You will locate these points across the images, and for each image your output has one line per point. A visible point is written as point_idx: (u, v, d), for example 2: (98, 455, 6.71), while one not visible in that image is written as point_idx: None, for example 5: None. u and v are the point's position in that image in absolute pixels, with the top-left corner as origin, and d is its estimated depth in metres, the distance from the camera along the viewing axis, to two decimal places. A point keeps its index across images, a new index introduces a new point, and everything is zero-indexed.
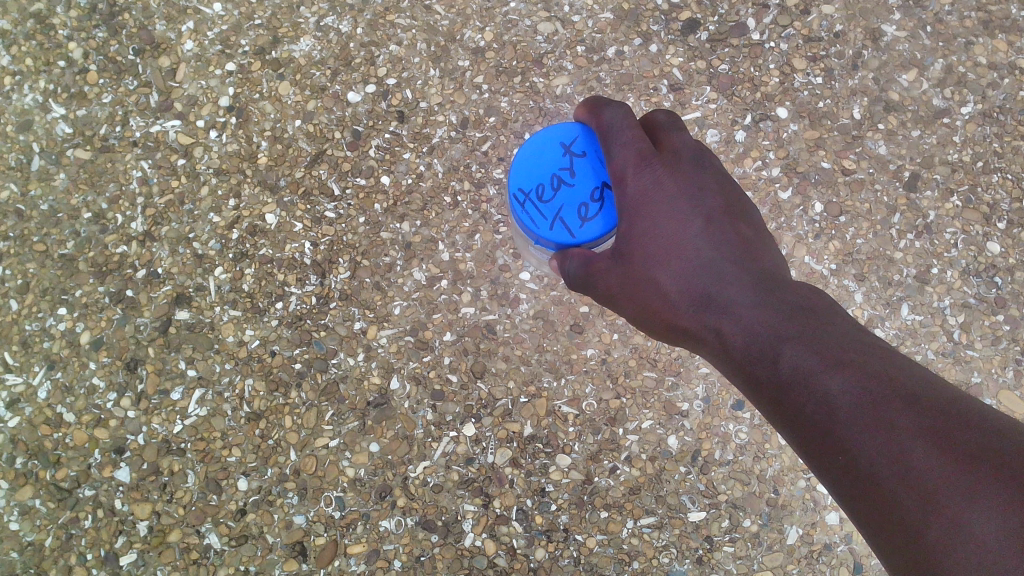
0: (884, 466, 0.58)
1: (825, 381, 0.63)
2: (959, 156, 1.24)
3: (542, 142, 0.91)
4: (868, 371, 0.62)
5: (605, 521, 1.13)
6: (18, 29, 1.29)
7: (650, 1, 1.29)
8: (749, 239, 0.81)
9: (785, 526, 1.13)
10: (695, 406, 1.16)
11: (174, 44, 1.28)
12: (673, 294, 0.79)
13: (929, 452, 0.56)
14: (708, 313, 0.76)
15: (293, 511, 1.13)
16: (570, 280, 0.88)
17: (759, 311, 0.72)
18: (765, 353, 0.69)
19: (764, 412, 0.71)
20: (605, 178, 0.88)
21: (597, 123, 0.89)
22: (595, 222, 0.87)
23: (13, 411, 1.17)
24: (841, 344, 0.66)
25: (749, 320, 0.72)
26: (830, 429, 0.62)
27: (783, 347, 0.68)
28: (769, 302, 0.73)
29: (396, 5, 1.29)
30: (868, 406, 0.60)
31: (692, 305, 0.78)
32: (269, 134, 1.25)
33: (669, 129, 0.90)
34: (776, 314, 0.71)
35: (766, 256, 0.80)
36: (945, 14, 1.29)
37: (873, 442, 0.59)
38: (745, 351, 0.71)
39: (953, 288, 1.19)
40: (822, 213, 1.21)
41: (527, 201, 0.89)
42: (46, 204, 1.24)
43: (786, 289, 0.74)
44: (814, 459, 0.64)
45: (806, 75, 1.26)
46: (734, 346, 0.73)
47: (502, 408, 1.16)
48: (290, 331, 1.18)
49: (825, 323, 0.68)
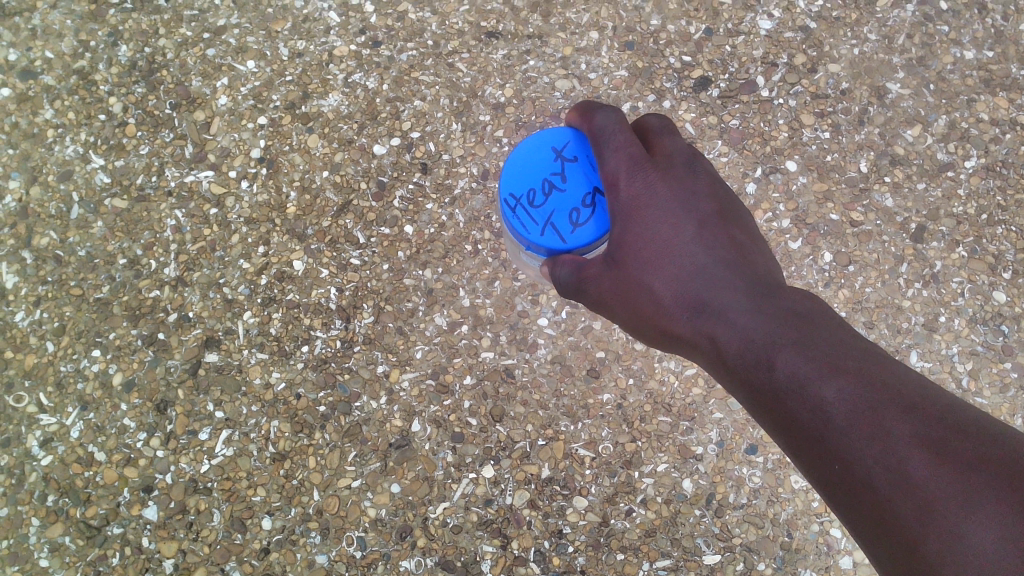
0: (882, 475, 0.61)
1: (821, 388, 0.67)
2: (964, 209, 1.28)
3: (535, 148, 0.95)
4: (862, 376, 0.66)
5: (622, 563, 1.15)
6: (62, 84, 1.36)
7: (664, 60, 1.34)
8: (741, 244, 0.84)
9: (799, 570, 1.15)
10: (709, 450, 1.18)
11: (209, 99, 1.35)
12: (666, 299, 0.83)
13: (926, 462, 0.59)
14: (702, 319, 0.80)
15: (316, 551, 1.16)
16: (562, 286, 0.92)
17: (754, 318, 0.76)
18: (761, 359, 0.73)
19: (756, 415, 0.75)
20: (595, 184, 0.92)
21: (589, 128, 0.93)
22: (585, 226, 0.91)
23: (45, 450, 1.21)
24: (834, 349, 0.69)
25: (744, 326, 0.76)
26: (825, 435, 0.65)
27: (778, 354, 0.71)
28: (764, 309, 0.76)
29: (421, 63, 1.35)
30: (868, 412, 0.63)
31: (687, 312, 0.81)
32: (298, 184, 1.30)
33: (661, 134, 0.93)
34: (770, 320, 0.75)
35: (757, 260, 0.84)
36: (947, 73, 1.34)
37: (870, 450, 0.62)
38: (740, 357, 0.75)
39: (961, 336, 1.22)
40: (831, 263, 1.25)
41: (519, 206, 0.94)
42: (84, 250, 1.29)
43: (779, 295, 0.78)
44: (804, 460, 0.68)
45: (813, 130, 1.31)
46: (730, 352, 0.76)
47: (520, 450, 1.19)
48: (315, 373, 1.22)
49: (817, 328, 0.72)
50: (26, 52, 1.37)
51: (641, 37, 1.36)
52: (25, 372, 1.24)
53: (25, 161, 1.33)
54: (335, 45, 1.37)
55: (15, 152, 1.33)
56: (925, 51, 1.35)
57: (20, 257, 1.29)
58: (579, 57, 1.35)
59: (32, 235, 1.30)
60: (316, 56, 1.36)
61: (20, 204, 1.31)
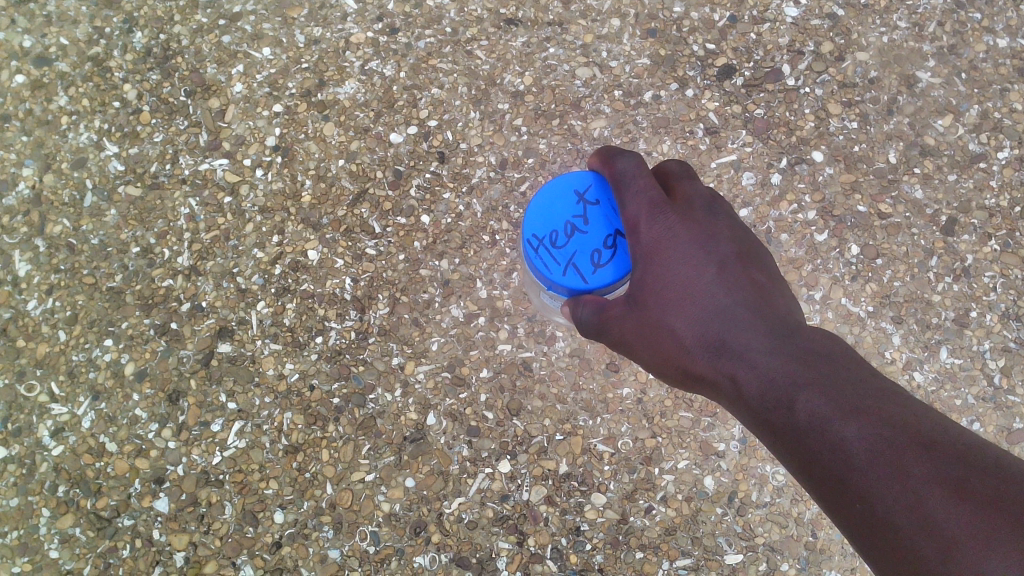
0: (901, 513, 0.59)
1: (841, 429, 0.64)
2: (996, 202, 1.24)
3: (558, 190, 0.92)
4: (883, 416, 0.63)
5: (641, 561, 1.12)
6: (76, 71, 1.34)
7: (686, 48, 1.31)
8: (762, 286, 0.81)
9: (824, 570, 1.12)
10: (731, 447, 1.15)
11: (224, 87, 1.33)
12: (687, 339, 0.79)
13: (946, 500, 0.57)
14: (724, 359, 0.76)
15: (328, 545, 1.14)
16: (584, 327, 0.88)
17: (774, 357, 0.72)
18: (780, 400, 0.69)
19: (779, 459, 0.71)
20: (617, 227, 0.89)
21: (610, 173, 0.89)
22: (606, 266, 0.88)
23: (57, 440, 1.19)
24: (856, 389, 0.66)
25: (763, 365, 0.72)
26: (847, 475, 0.62)
27: (798, 394, 0.68)
28: (783, 347, 0.73)
29: (438, 50, 1.33)
30: (888, 451, 0.61)
31: (706, 352, 0.78)
32: (314, 173, 1.28)
33: (682, 179, 0.89)
34: (791, 359, 0.71)
35: (779, 302, 0.80)
36: (979, 62, 1.30)
37: (888, 489, 0.59)
38: (761, 399, 0.71)
39: (992, 332, 1.18)
40: (858, 256, 1.21)
41: (541, 247, 0.91)
42: (97, 238, 1.27)
43: (799, 334, 0.74)
44: (831, 505, 0.64)
45: (841, 119, 1.28)
46: (750, 393, 0.72)
47: (538, 445, 1.16)
48: (329, 365, 1.20)
49: (839, 368, 0.69)
50: (40, 39, 1.36)
51: (663, 24, 1.32)
52: (36, 361, 1.22)
53: (39, 148, 1.31)
54: (351, 32, 1.34)
55: (29, 139, 1.32)
56: (957, 39, 1.31)
57: (33, 245, 1.27)
58: (600, 44, 1.32)
59: (45, 222, 1.28)
60: (333, 43, 1.34)
61: (34, 192, 1.29)
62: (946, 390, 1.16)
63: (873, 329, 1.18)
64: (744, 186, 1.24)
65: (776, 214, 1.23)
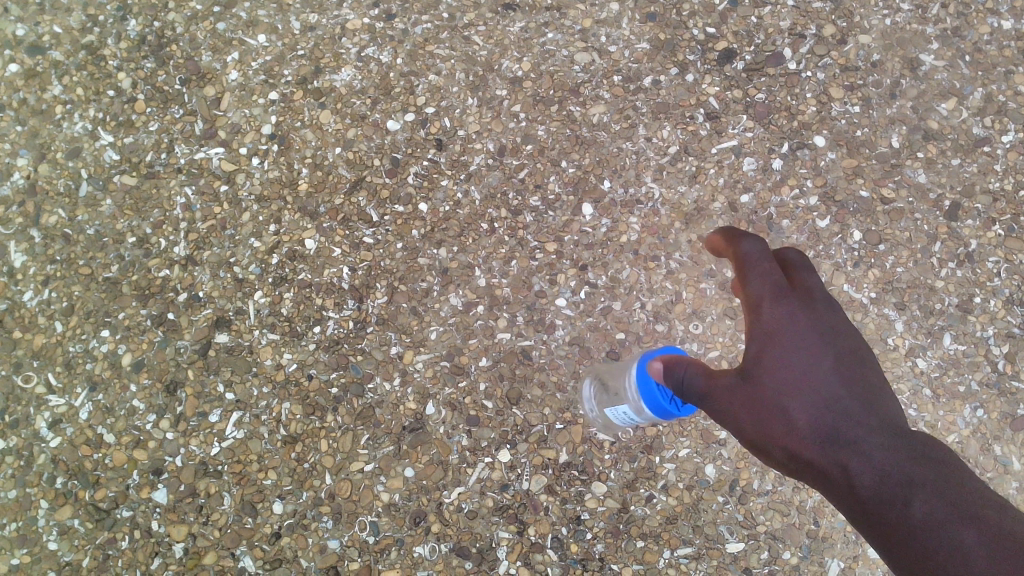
0: None
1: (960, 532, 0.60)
2: (1001, 185, 1.22)
3: None
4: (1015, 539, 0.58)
5: (642, 551, 1.11)
6: (70, 60, 1.33)
7: (686, 32, 1.30)
8: (880, 383, 0.73)
9: (826, 560, 1.10)
10: (732, 435, 1.13)
11: (219, 74, 1.32)
12: (798, 423, 0.71)
13: None
14: (837, 449, 0.69)
15: (328, 536, 1.13)
16: (688, 391, 0.80)
17: (895, 454, 0.66)
18: (896, 497, 0.64)
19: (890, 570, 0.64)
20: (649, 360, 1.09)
21: (733, 252, 0.82)
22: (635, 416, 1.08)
23: (54, 431, 1.19)
24: (990, 511, 0.61)
25: (884, 463, 0.66)
26: None
27: (916, 496, 0.63)
28: (912, 456, 0.66)
29: (435, 36, 1.32)
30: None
31: (822, 442, 0.69)
32: (310, 161, 1.28)
33: (802, 269, 0.79)
34: (923, 467, 0.65)
35: (896, 409, 0.72)
36: (983, 44, 1.28)
37: None
38: (875, 497, 0.65)
39: (996, 318, 1.16)
40: (860, 242, 1.20)
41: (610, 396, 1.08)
42: (92, 228, 1.26)
43: (925, 442, 0.68)
44: None
45: (843, 104, 1.26)
46: (865, 495, 0.65)
47: (537, 434, 1.15)
48: (327, 354, 1.19)
49: (969, 489, 0.62)
50: (33, 27, 1.34)
51: (663, 8, 1.31)
52: (33, 352, 1.22)
53: (33, 138, 1.30)
54: (348, 18, 1.33)
55: (23, 128, 1.31)
56: (960, 22, 1.29)
57: (28, 236, 1.26)
58: (599, 29, 1.31)
59: (40, 213, 1.27)
60: (328, 29, 1.33)
61: (28, 182, 1.29)
62: (949, 376, 1.14)
63: (875, 315, 1.16)
64: (745, 171, 1.24)
65: (777, 200, 1.22)
